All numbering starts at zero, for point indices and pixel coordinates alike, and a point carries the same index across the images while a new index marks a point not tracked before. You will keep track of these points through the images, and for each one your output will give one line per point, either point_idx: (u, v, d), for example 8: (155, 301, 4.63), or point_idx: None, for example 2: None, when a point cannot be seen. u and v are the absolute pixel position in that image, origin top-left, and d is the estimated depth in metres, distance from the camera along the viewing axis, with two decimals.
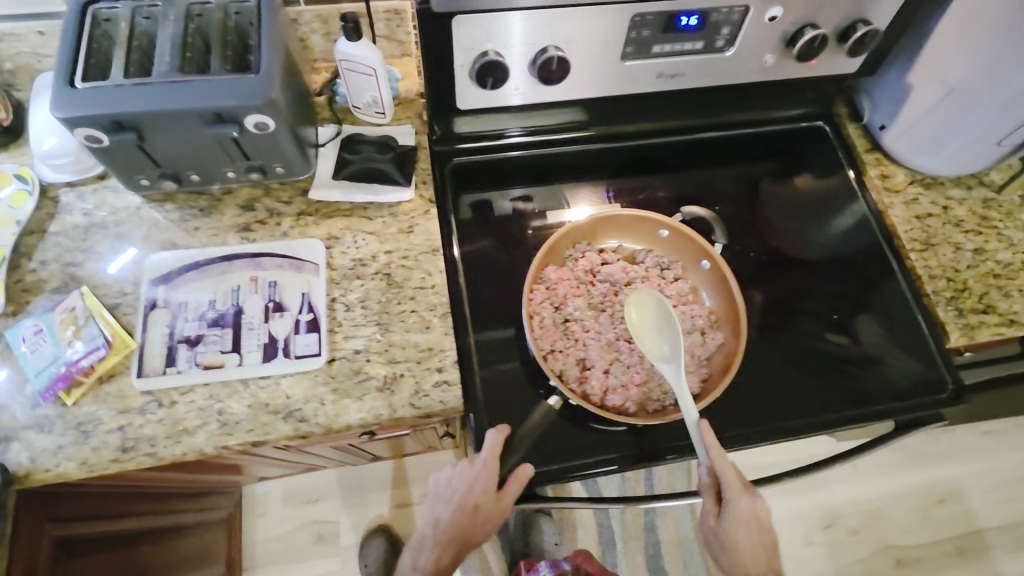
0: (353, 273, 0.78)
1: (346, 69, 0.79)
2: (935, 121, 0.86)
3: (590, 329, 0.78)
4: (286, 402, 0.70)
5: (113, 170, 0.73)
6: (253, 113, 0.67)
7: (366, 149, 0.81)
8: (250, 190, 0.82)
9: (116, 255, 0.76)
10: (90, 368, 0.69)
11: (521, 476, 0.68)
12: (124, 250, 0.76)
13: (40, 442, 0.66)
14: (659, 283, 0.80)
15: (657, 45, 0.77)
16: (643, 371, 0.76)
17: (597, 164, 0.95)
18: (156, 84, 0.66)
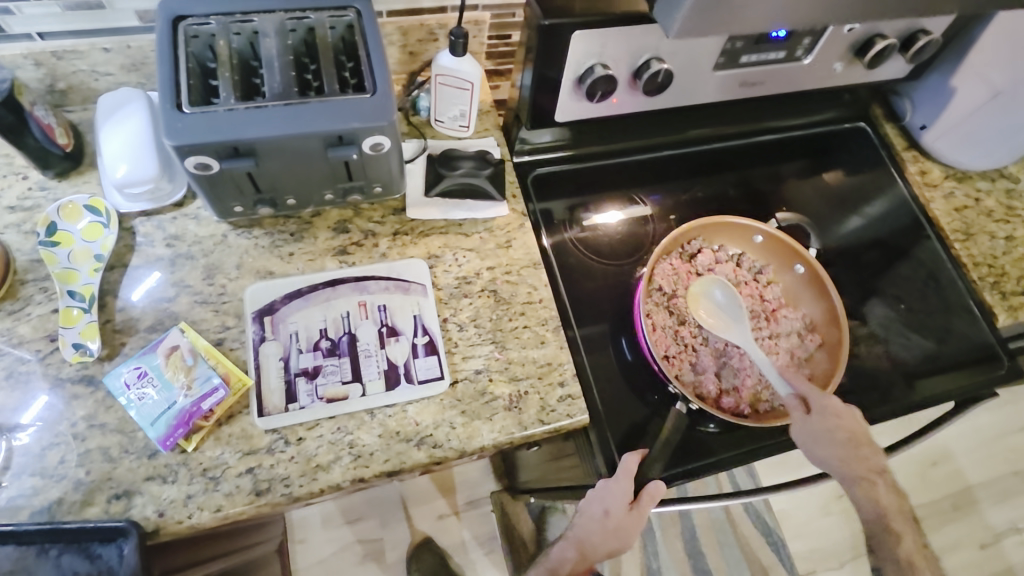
0: (460, 292, 0.77)
1: (438, 83, 0.78)
2: (976, 121, 0.94)
3: (699, 334, 0.79)
4: (416, 428, 0.69)
5: (208, 198, 0.68)
6: (374, 135, 0.65)
7: (465, 164, 0.79)
8: (339, 211, 0.78)
9: (141, 281, 0.71)
10: (209, 412, 0.64)
11: (650, 491, 0.69)
12: (149, 275, 0.71)
13: (167, 493, 0.62)
14: (754, 290, 0.83)
15: (747, 55, 0.79)
16: (754, 374, 0.76)
17: (661, 169, 0.99)
18: (272, 107, 0.63)
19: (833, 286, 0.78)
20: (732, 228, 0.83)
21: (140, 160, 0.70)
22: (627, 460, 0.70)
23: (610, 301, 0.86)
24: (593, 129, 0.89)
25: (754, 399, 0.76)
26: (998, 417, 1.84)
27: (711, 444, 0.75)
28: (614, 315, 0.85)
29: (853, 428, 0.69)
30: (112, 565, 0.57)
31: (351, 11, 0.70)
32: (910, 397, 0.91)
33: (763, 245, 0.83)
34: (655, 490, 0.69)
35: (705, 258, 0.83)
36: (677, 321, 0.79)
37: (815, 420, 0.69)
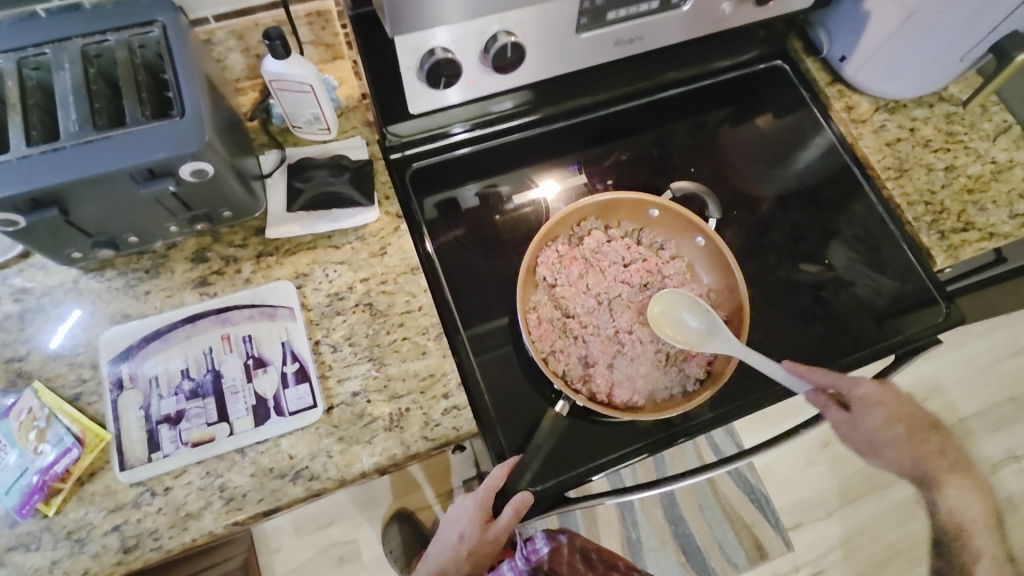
0: (332, 310, 0.72)
1: (277, 89, 0.72)
2: (895, 46, 0.84)
3: (590, 324, 0.78)
4: (290, 462, 0.66)
5: (38, 248, 0.65)
6: (189, 162, 0.60)
7: (318, 173, 0.75)
8: (197, 239, 0.75)
9: (64, 325, 0.69)
10: (65, 472, 0.62)
11: (517, 504, 0.65)
12: (72, 315, 0.70)
13: (31, 562, 0.60)
14: (654, 267, 0.82)
15: (613, 11, 0.71)
16: (648, 361, 0.77)
17: (558, 141, 0.91)
18: (69, 147, 0.58)
19: (731, 258, 0.77)
20: (624, 204, 0.82)
21: None
22: (494, 472, 0.67)
23: (505, 294, 0.80)
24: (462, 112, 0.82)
25: (649, 387, 0.76)
26: (991, 343, 1.71)
27: (608, 440, 0.73)
28: (508, 310, 0.80)
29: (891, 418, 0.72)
30: None
31: (155, 25, 0.64)
32: (845, 357, 0.84)
33: (660, 219, 0.83)
34: (520, 503, 0.65)
35: (593, 239, 0.82)
36: (566, 313, 0.78)
37: (859, 417, 0.71)
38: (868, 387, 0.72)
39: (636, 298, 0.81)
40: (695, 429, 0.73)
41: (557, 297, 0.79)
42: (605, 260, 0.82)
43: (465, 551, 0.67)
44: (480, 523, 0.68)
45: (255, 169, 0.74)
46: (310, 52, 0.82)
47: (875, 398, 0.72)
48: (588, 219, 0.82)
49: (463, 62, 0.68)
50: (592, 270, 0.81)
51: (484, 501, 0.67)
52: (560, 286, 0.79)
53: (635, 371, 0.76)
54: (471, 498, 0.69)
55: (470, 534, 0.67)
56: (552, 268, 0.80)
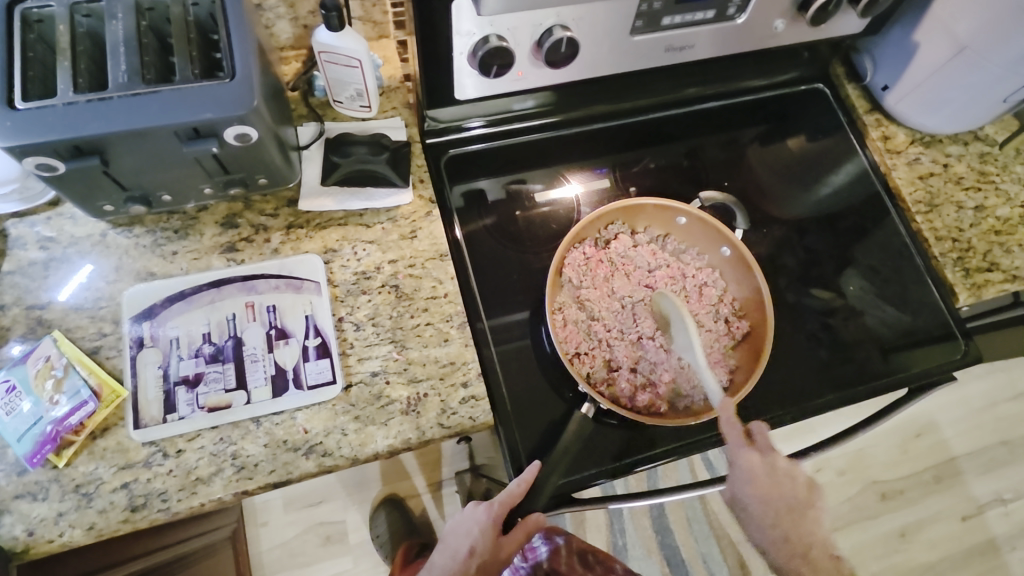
0: (358, 288, 0.72)
1: (325, 61, 0.71)
2: (941, 80, 0.84)
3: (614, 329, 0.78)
4: (304, 437, 0.65)
5: (73, 197, 0.64)
6: (234, 125, 0.59)
7: (357, 150, 0.74)
8: (228, 204, 0.74)
9: (72, 278, 0.69)
10: (79, 425, 0.62)
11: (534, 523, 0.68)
12: (79, 269, 0.69)
13: (37, 512, 0.60)
14: (678, 273, 0.82)
15: (668, 17, 0.71)
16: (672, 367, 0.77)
17: (593, 142, 0.91)
18: (116, 98, 0.57)
19: (758, 271, 0.77)
20: (652, 211, 0.81)
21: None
22: (511, 488, 0.65)
23: (529, 290, 0.80)
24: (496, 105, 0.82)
25: (672, 393, 0.75)
26: (990, 386, 1.71)
27: (621, 443, 0.73)
28: (529, 306, 0.79)
29: (781, 510, 0.66)
30: None
31: None
32: (859, 384, 0.84)
33: (688, 227, 0.82)
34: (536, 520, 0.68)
35: (621, 244, 0.81)
36: (590, 316, 0.78)
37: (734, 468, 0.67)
38: (744, 486, 0.67)
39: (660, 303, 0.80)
40: (711, 440, 0.73)
41: (581, 299, 0.78)
42: (631, 265, 0.82)
43: (474, 567, 0.66)
44: (491, 537, 0.67)
45: (293, 139, 0.74)
46: (357, 28, 0.81)
47: (752, 473, 0.66)
48: (616, 223, 0.82)
49: (515, 52, 0.68)
50: (618, 273, 0.81)
51: (499, 515, 0.67)
52: (585, 288, 0.79)
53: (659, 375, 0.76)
54: (485, 511, 0.68)
55: (482, 547, 0.67)
56: (577, 271, 0.79)
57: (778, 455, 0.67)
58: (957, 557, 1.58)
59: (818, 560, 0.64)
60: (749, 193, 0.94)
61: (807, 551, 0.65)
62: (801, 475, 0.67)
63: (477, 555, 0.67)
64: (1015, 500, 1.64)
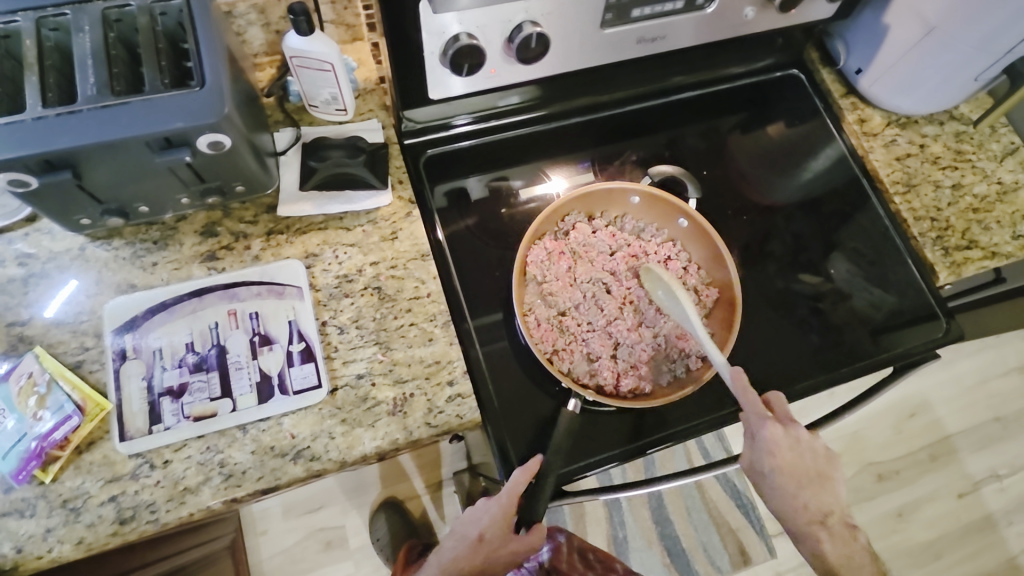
0: (340, 292, 0.72)
1: (297, 66, 0.71)
2: (912, 62, 0.85)
3: (584, 321, 0.78)
4: (292, 442, 0.66)
5: (48, 211, 0.64)
6: (206, 133, 0.59)
7: (334, 154, 0.74)
8: (207, 213, 0.74)
9: (57, 294, 0.68)
10: (64, 440, 0.62)
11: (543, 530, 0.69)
12: (65, 284, 0.69)
13: (25, 528, 0.60)
14: (640, 253, 0.83)
15: (638, 9, 0.71)
16: (649, 346, 0.77)
17: (572, 136, 0.91)
18: (85, 112, 0.57)
19: (715, 237, 0.78)
20: (604, 196, 0.82)
21: None
22: (513, 480, 0.65)
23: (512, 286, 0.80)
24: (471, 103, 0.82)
25: (654, 372, 0.77)
26: (980, 363, 1.73)
27: (612, 436, 0.73)
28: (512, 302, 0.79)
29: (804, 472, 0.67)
30: None
31: None
32: (844, 367, 0.85)
33: (642, 205, 0.83)
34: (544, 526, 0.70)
35: (580, 234, 0.81)
36: (560, 310, 0.78)
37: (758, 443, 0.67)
38: (765, 457, 0.67)
39: (624, 284, 0.81)
40: (699, 424, 0.74)
41: (548, 295, 0.78)
42: (594, 251, 0.82)
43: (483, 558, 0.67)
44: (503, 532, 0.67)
45: (269, 146, 0.74)
46: (330, 32, 0.81)
47: (775, 446, 0.66)
48: (571, 213, 0.82)
49: (486, 49, 0.68)
50: (581, 262, 0.81)
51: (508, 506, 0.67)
52: (551, 283, 0.79)
53: (638, 358, 0.77)
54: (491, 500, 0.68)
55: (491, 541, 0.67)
56: (540, 267, 0.79)
57: (799, 425, 0.68)
58: (955, 534, 1.60)
59: (836, 526, 0.67)
60: (729, 181, 0.95)
61: (827, 519, 0.67)
62: (824, 445, 0.68)
63: (486, 542, 0.67)
64: (1010, 475, 1.65)
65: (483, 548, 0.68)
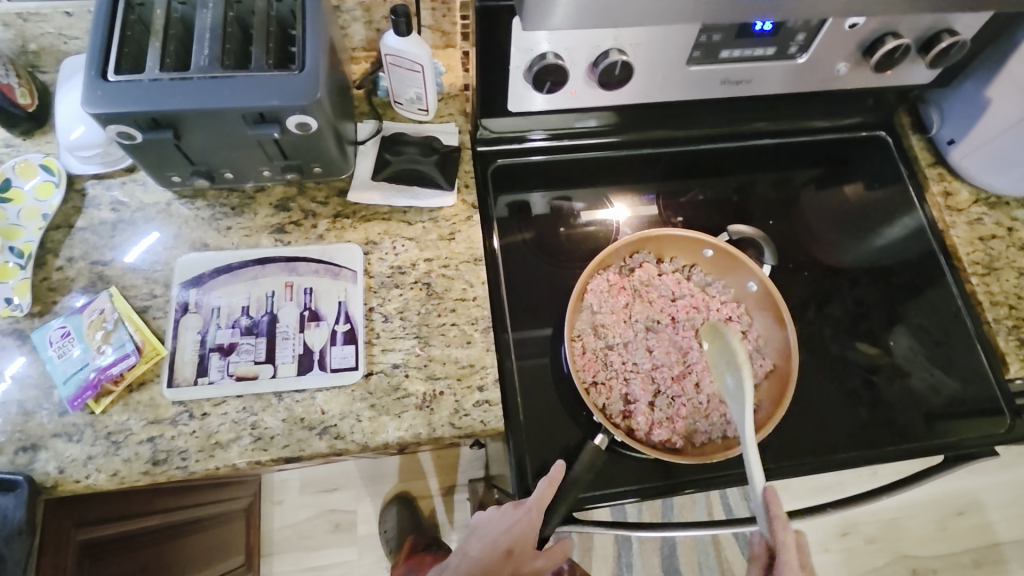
0: (391, 282, 0.74)
1: (390, 64, 0.75)
2: (1011, 141, 0.81)
3: (629, 360, 0.73)
4: (321, 417, 0.68)
5: (146, 164, 0.69)
6: (296, 114, 0.63)
7: (408, 150, 0.77)
8: (283, 188, 0.78)
9: (139, 241, 0.74)
10: (119, 376, 0.66)
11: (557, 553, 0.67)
12: (147, 234, 0.74)
13: (69, 452, 0.64)
14: (702, 306, 0.76)
15: (727, 50, 0.71)
16: (690, 402, 0.71)
17: (640, 167, 0.91)
18: (195, 80, 0.62)
19: (785, 309, 0.71)
20: (678, 241, 0.76)
21: (85, 121, 0.73)
22: (541, 489, 0.65)
23: (556, 305, 0.80)
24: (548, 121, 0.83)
25: (689, 431, 0.71)
26: None
27: (632, 471, 0.70)
28: (556, 321, 0.80)
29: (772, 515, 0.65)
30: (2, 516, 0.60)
31: None
32: (892, 447, 0.80)
33: (715, 259, 0.76)
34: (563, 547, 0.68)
35: (644, 272, 0.76)
36: (608, 344, 0.73)
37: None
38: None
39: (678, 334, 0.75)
40: (726, 480, 0.70)
41: (599, 326, 0.74)
42: (654, 293, 0.76)
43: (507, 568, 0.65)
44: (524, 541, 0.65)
45: (350, 134, 0.77)
46: (425, 36, 0.85)
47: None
48: (640, 252, 0.77)
49: (571, 70, 0.70)
50: (640, 302, 0.76)
51: (537, 519, 0.65)
52: (603, 315, 0.74)
53: (677, 412, 0.71)
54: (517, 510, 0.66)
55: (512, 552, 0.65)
56: (598, 296, 0.75)
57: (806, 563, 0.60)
58: None
59: None
60: (795, 236, 0.92)
61: None
62: None
63: (515, 556, 0.65)
64: None
65: (511, 560, 0.65)
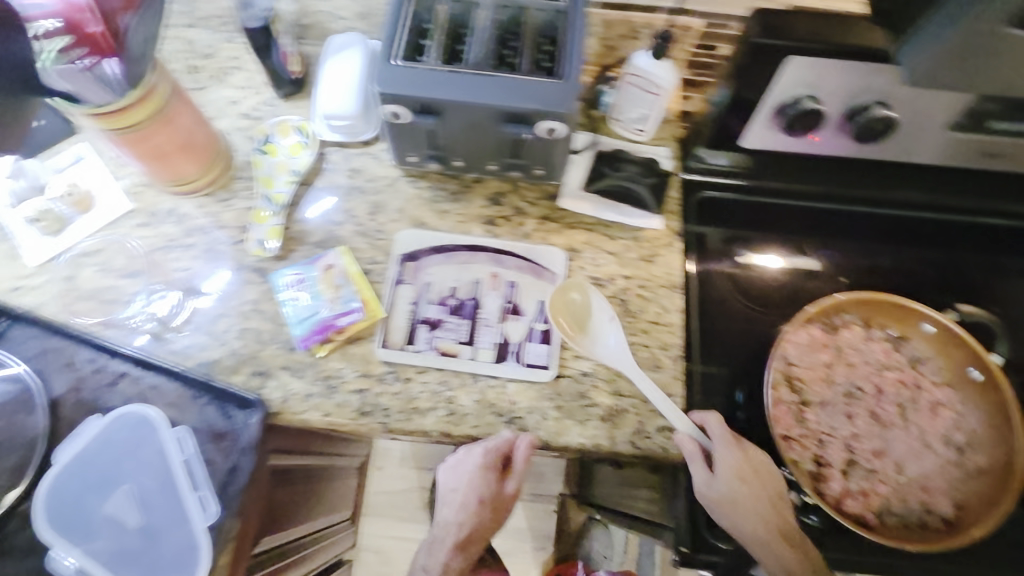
0: (589, 291, 0.76)
1: (628, 82, 0.75)
2: None
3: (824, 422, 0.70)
4: (510, 406, 0.71)
5: (397, 139, 0.73)
6: (550, 119, 0.65)
7: (631, 168, 0.78)
8: (499, 183, 0.81)
9: (315, 202, 0.79)
10: (343, 329, 0.72)
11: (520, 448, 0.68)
12: (323, 198, 0.79)
13: (293, 386, 0.71)
14: (910, 382, 0.72)
15: (999, 121, 0.68)
16: (887, 480, 0.68)
17: (842, 225, 0.87)
18: (466, 73, 0.64)
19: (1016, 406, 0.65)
20: (893, 310, 0.72)
21: (342, 96, 0.79)
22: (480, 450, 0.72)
23: (737, 344, 0.78)
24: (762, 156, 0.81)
25: (883, 509, 0.67)
26: None
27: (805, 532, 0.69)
28: (738, 365, 0.77)
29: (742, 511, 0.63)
30: (239, 428, 0.68)
31: None
32: None
33: (931, 336, 0.72)
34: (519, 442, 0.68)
35: (851, 335, 0.73)
36: (804, 401, 0.71)
37: None
38: None
39: (880, 406, 0.71)
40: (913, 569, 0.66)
41: (797, 381, 0.71)
42: (858, 358, 0.73)
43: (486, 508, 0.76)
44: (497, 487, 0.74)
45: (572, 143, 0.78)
46: None
47: None
48: (848, 313, 0.74)
49: (825, 115, 0.68)
50: (841, 364, 0.72)
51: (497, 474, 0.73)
52: (803, 371, 0.71)
53: (873, 486, 0.68)
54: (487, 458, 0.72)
55: (488, 498, 0.75)
56: (799, 350, 0.72)
57: None
58: None
59: None
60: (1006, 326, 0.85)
61: None
62: None
63: (490, 503, 0.76)
64: None
65: (487, 505, 0.77)
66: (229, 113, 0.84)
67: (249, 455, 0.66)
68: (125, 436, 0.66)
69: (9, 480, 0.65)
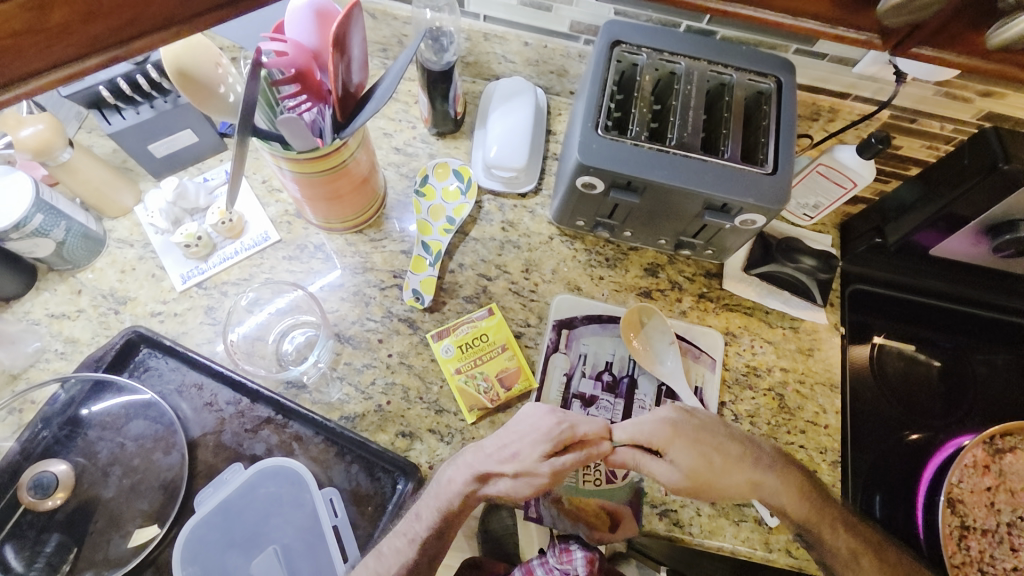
0: (746, 382, 0.73)
1: (814, 171, 0.72)
2: None
3: (985, 550, 0.71)
4: (664, 497, 0.68)
5: (563, 207, 0.72)
6: (756, 212, 0.62)
7: (806, 262, 0.75)
8: (655, 253, 0.79)
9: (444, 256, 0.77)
10: (496, 396, 0.69)
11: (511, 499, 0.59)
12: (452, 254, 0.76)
13: (440, 451, 0.67)
14: None
15: None
16: None
17: (1006, 336, 0.82)
18: (674, 155, 0.62)
19: None
20: None
21: (511, 151, 0.75)
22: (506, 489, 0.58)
23: (877, 446, 0.77)
24: (918, 253, 0.79)
25: None
26: None
27: None
28: (886, 474, 0.76)
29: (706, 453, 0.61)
30: (387, 493, 0.64)
31: (771, 79, 0.66)
32: None
33: None
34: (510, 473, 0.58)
35: (1016, 460, 0.73)
36: (965, 526, 0.72)
37: None
38: None
39: None
40: None
41: (957, 504, 0.73)
42: (1021, 484, 0.73)
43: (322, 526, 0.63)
44: (273, 494, 0.64)
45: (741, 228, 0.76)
46: None
47: None
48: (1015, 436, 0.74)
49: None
50: (1004, 490, 0.73)
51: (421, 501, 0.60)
52: (964, 495, 0.73)
53: None
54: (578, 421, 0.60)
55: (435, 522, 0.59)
56: (961, 471, 0.73)
57: None
58: None
59: None
60: None
61: None
62: None
63: (281, 506, 0.64)
64: None
65: (290, 510, 0.64)
66: (381, 146, 0.81)
67: (400, 526, 0.63)
68: (271, 489, 0.64)
69: (147, 523, 0.62)
